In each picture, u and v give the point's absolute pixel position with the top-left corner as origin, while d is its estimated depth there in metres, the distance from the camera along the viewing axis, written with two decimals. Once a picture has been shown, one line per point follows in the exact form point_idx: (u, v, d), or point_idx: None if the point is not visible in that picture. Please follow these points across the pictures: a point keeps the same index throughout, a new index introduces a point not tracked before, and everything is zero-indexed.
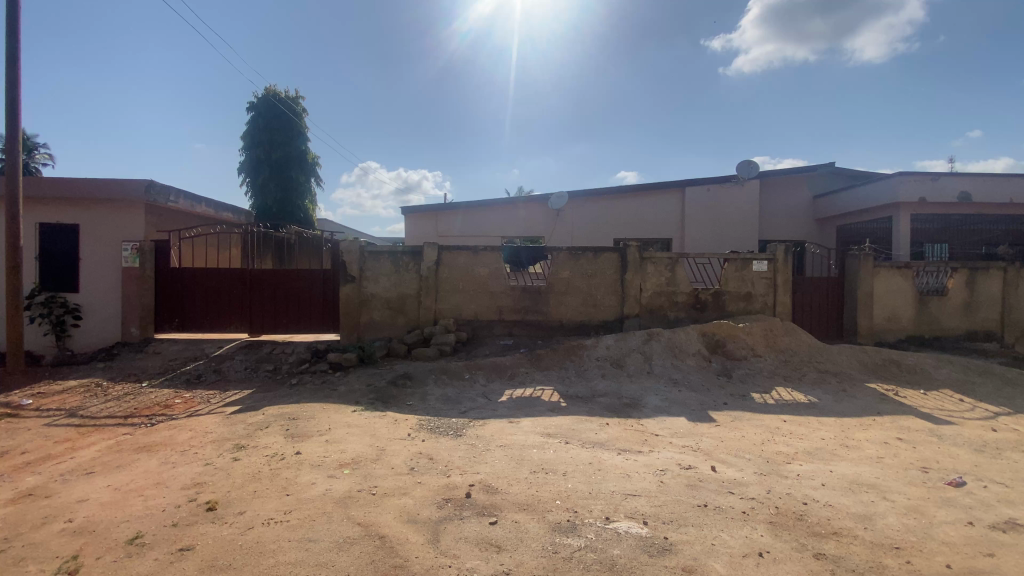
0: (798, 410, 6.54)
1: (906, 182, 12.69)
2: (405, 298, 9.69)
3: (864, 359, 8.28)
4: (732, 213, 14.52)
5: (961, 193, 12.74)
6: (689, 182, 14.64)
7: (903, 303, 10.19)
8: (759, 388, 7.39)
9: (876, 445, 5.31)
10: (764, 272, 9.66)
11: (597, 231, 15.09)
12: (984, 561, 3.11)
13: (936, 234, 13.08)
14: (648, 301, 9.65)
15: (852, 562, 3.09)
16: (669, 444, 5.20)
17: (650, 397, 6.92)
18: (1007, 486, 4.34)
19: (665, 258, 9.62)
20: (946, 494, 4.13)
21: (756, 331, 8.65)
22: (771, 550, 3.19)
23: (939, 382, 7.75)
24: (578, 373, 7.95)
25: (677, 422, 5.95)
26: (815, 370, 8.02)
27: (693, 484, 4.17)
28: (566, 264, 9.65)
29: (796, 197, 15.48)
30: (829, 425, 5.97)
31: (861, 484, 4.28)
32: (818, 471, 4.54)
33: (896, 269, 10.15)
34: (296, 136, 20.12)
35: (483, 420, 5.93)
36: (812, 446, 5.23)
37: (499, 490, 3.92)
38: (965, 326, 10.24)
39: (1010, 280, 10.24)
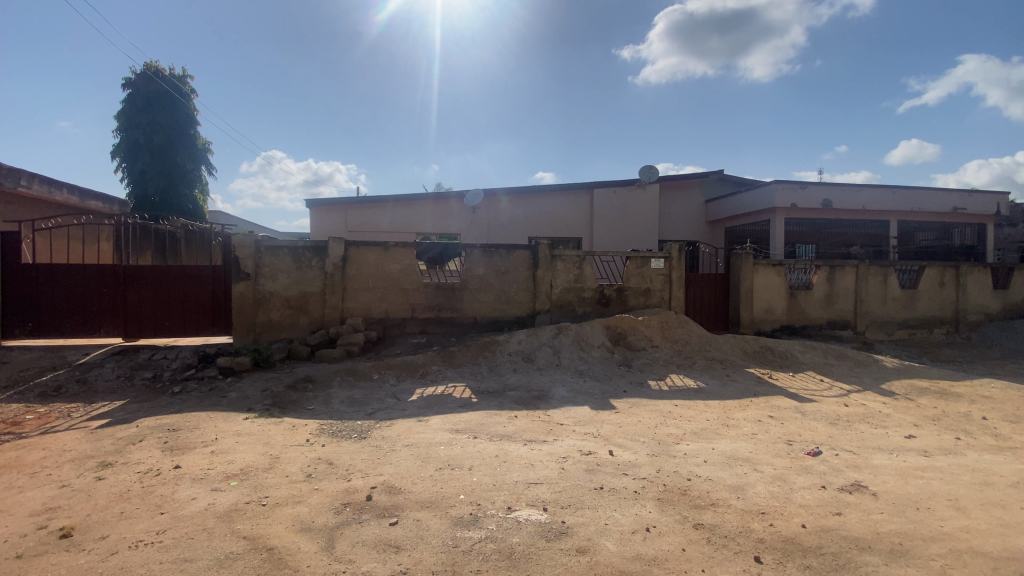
0: (688, 395, 7.13)
1: (780, 190, 14.30)
2: (308, 296, 9.18)
3: (744, 347, 9.21)
4: (636, 214, 15.43)
5: (825, 200, 14.60)
6: (597, 184, 15.35)
7: (778, 296, 11.48)
8: (655, 376, 7.97)
9: (751, 423, 5.95)
10: (661, 270, 10.39)
11: (511, 230, 15.34)
12: (832, 519, 3.61)
13: (805, 235, 14.94)
14: (559, 297, 9.99)
15: (725, 529, 3.43)
16: (573, 432, 5.44)
17: (558, 388, 7.17)
18: (852, 453, 5.07)
19: (573, 256, 10.00)
20: (805, 463, 4.74)
21: (653, 323, 9.30)
22: (657, 525, 3.46)
23: (804, 365, 8.85)
24: (490, 368, 8.04)
25: (581, 410, 6.25)
26: (704, 358, 8.79)
27: (591, 468, 4.39)
28: (480, 261, 9.70)
29: (691, 201, 16.82)
30: (713, 407, 6.59)
31: (736, 458, 4.78)
32: (701, 450, 4.99)
33: (772, 266, 11.41)
34: (185, 120, 18.20)
35: (391, 420, 5.80)
36: (697, 427, 5.73)
37: (402, 490, 3.85)
38: (827, 316, 11.77)
39: (861, 275, 11.91)
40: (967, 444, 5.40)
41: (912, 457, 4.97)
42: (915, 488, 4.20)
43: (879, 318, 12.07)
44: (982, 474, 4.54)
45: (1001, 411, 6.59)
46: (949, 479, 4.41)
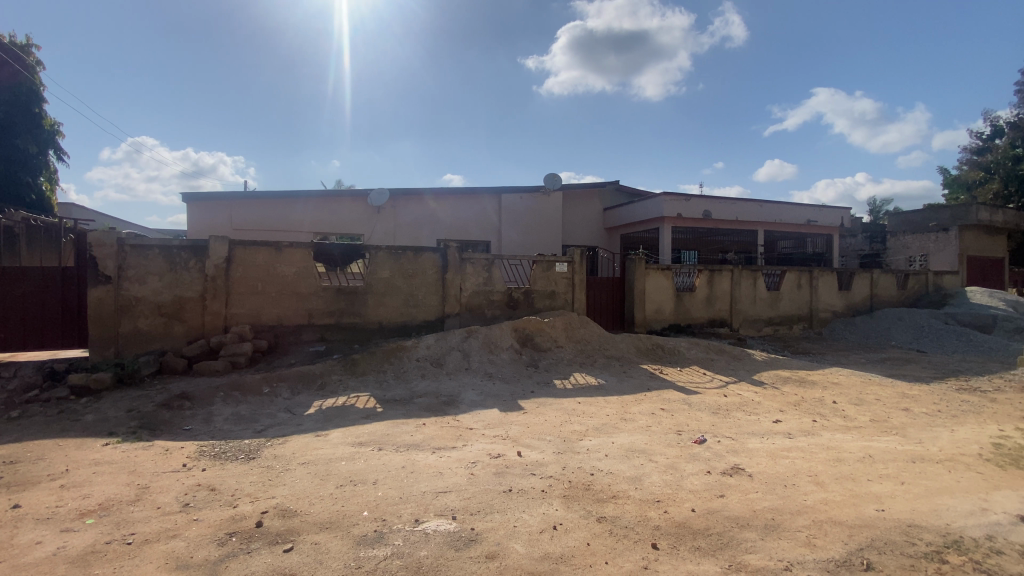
0: (590, 392, 7.47)
1: (668, 201, 15.62)
2: (184, 302, 8.21)
3: (639, 344, 9.88)
4: (541, 220, 15.88)
5: (705, 211, 16.20)
6: (504, 188, 15.57)
7: (667, 298, 12.50)
8: (560, 375, 8.25)
9: (647, 416, 6.38)
10: (565, 273, 10.80)
11: (418, 231, 15.02)
12: (716, 501, 3.97)
13: (688, 243, 16.50)
14: (467, 301, 9.94)
15: (625, 519, 3.63)
16: (482, 436, 5.43)
17: (467, 392, 7.12)
18: (732, 439, 5.65)
19: (482, 259, 10.02)
20: (693, 450, 5.18)
21: (558, 324, 9.62)
22: (563, 522, 3.56)
23: (690, 360, 9.71)
24: (396, 375, 7.77)
25: (490, 413, 6.27)
26: (603, 356, 9.28)
27: (500, 471, 4.41)
28: (385, 263, 9.34)
29: (591, 208, 17.72)
30: (613, 403, 6.98)
31: (634, 450, 5.09)
32: (603, 444, 5.24)
33: (662, 270, 12.41)
34: (29, 98, 15.30)
35: (285, 437, 5.36)
36: (599, 423, 6.01)
37: (298, 512, 3.56)
38: (708, 315, 13.04)
39: (736, 278, 13.37)
40: (821, 425, 6.27)
41: (780, 439, 5.67)
42: (783, 467, 4.78)
43: (750, 317, 13.63)
44: (834, 451, 5.29)
45: (846, 395, 7.76)
46: (809, 457, 5.08)
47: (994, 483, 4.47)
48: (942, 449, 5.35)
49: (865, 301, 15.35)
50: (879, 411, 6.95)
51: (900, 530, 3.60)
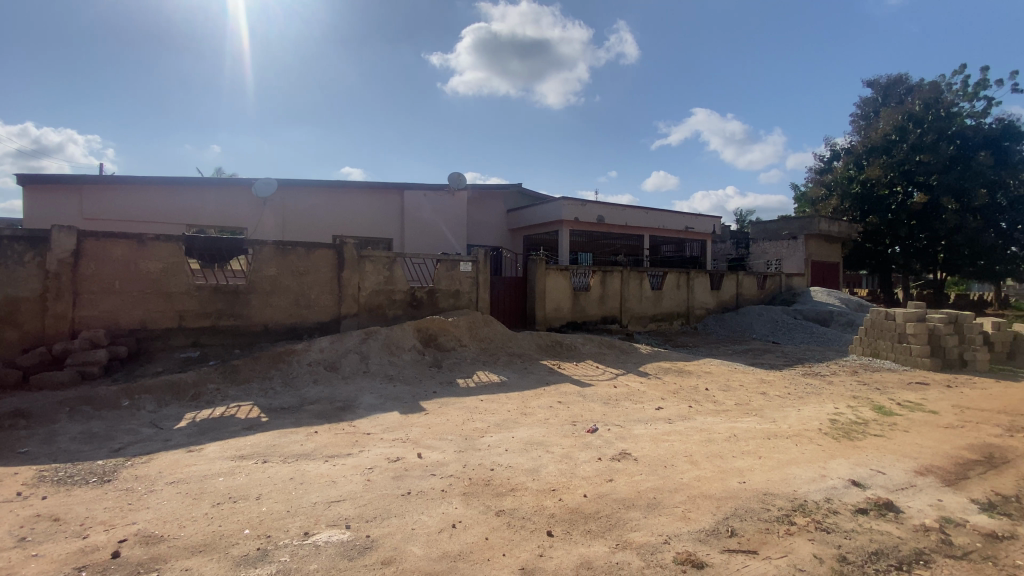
0: (492, 389, 7.58)
1: (566, 205, 16.36)
2: (17, 304, 7.01)
3: (540, 342, 10.21)
4: (445, 219, 15.71)
5: (599, 216, 17.26)
6: (406, 185, 15.18)
7: (565, 297, 13.08)
8: (463, 374, 8.25)
9: (545, 410, 6.63)
10: (469, 273, 10.82)
11: (311, 227, 14.14)
12: (606, 486, 4.24)
13: (584, 245, 17.42)
14: (366, 301, 9.55)
15: (522, 511, 3.73)
16: (380, 440, 5.24)
17: (365, 396, 6.84)
18: (621, 427, 6.06)
19: (382, 257, 9.68)
20: (586, 439, 5.48)
21: (462, 324, 9.61)
22: (462, 520, 3.56)
23: (586, 355, 10.25)
24: (284, 382, 7.23)
25: (390, 416, 6.08)
26: (505, 354, 9.45)
27: (398, 475, 4.30)
28: (273, 260, 8.65)
29: (495, 209, 17.93)
30: (514, 398, 7.15)
31: (533, 443, 5.24)
32: (503, 439, 5.34)
33: (560, 271, 12.96)
34: None
35: (149, 454, 4.75)
36: (500, 419, 6.11)
37: (166, 537, 3.18)
38: (602, 313, 13.88)
39: (625, 278, 14.39)
40: (696, 410, 6.99)
41: (661, 425, 6.21)
42: (664, 449, 5.24)
43: (638, 314, 14.76)
44: (706, 432, 5.92)
45: (716, 382, 8.73)
46: (686, 439, 5.62)
47: (829, 453, 5.30)
48: (791, 426, 6.23)
49: (733, 299, 17.35)
50: (743, 395, 7.91)
51: (758, 499, 4.13)
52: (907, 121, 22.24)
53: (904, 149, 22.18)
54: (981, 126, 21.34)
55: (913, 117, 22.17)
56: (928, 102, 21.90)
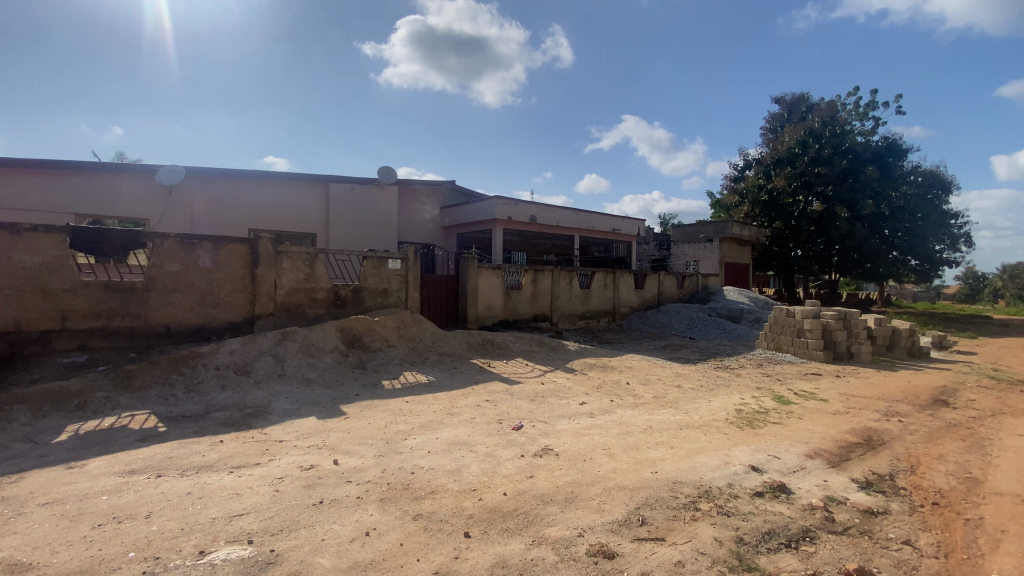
0: (418, 390, 7.42)
1: (500, 204, 16.42)
2: None
3: (471, 341, 10.15)
4: (373, 213, 15.21)
5: (532, 216, 17.49)
6: (332, 177, 14.53)
7: (496, 295, 13.11)
8: (389, 375, 8.01)
9: (471, 409, 6.59)
10: (398, 270, 10.53)
11: (225, 219, 13.17)
12: (526, 483, 4.28)
13: (518, 244, 17.57)
14: (284, 300, 9.03)
15: (440, 513, 3.67)
16: (293, 448, 4.96)
17: (279, 401, 6.46)
18: (545, 423, 6.16)
19: (303, 253, 9.20)
20: (511, 437, 5.51)
21: (389, 323, 9.33)
22: (377, 527, 3.45)
23: (516, 353, 10.32)
24: (189, 388, 6.66)
25: (305, 422, 5.78)
26: (435, 354, 9.30)
27: (311, 484, 4.08)
28: (177, 255, 7.95)
29: (427, 205, 17.61)
30: (440, 399, 7.04)
31: (456, 443, 5.19)
32: (426, 441, 5.24)
33: (492, 269, 12.97)
34: None
35: (17, 474, 4.18)
36: (424, 420, 6.00)
37: (30, 568, 2.80)
38: (533, 311, 14.06)
39: (556, 277, 14.68)
40: (617, 404, 7.27)
41: (583, 419, 6.39)
42: (584, 444, 5.39)
43: (568, 312, 15.12)
44: (624, 425, 6.17)
45: (637, 376, 9.14)
46: (606, 433, 5.82)
47: (733, 441, 5.71)
48: (702, 417, 6.65)
49: (655, 297, 18.28)
50: (660, 388, 8.35)
51: (668, 487, 4.36)
52: (808, 136, 24.55)
53: (805, 161, 24.46)
54: (868, 144, 23.99)
55: (813, 133, 24.54)
56: (825, 120, 24.31)
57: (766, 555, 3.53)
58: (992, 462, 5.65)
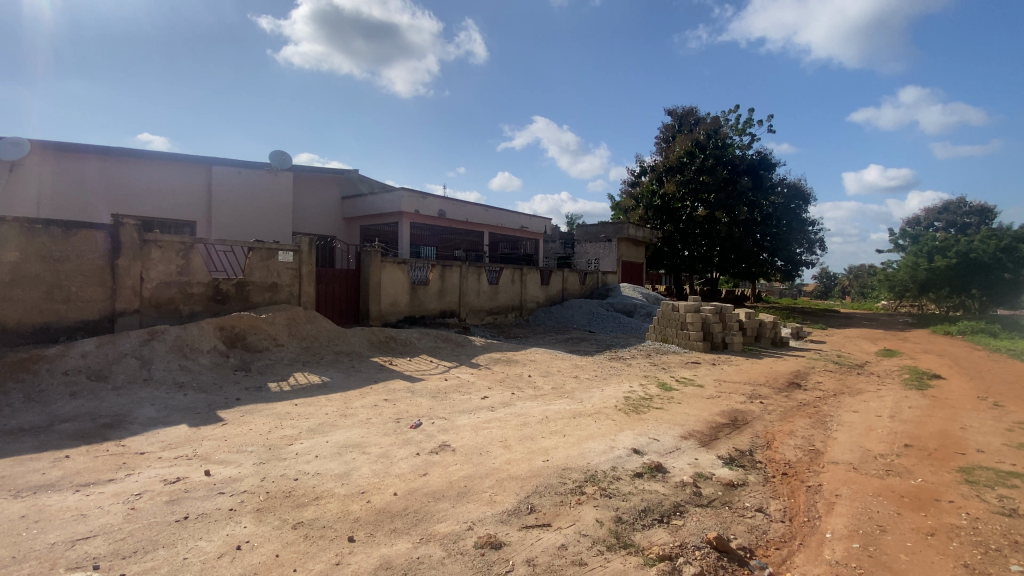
0: (310, 391, 7.01)
1: (406, 197, 16.03)
2: None
3: (371, 338, 9.79)
4: (264, 201, 14.08)
5: (439, 210, 17.28)
6: (215, 160, 13.26)
7: (401, 291, 12.78)
8: (276, 377, 7.46)
9: (367, 409, 6.37)
10: (289, 263, 9.87)
11: (80, 201, 11.60)
12: (419, 481, 4.24)
13: (426, 238, 17.23)
14: (153, 295, 8.07)
15: (324, 520, 3.51)
16: (157, 460, 4.45)
17: (143, 409, 5.76)
18: (444, 419, 6.13)
19: (176, 243, 8.30)
20: (408, 436, 5.41)
21: (278, 321, 8.72)
22: (251, 539, 3.21)
23: (419, 350, 10.14)
24: (26, 398, 5.70)
25: (175, 431, 5.21)
26: (331, 353, 8.86)
27: (175, 498, 3.69)
28: (13, 241, 6.74)
29: (327, 195, 16.69)
30: (335, 400, 6.72)
31: (348, 446, 4.99)
32: (314, 445, 4.97)
33: (396, 264, 12.62)
34: None
35: None
36: (315, 423, 5.69)
37: None
38: (440, 307, 13.91)
39: (463, 273, 14.65)
40: (517, 396, 7.46)
41: (483, 413, 6.46)
42: (482, 437, 5.46)
43: (475, 308, 15.18)
44: (522, 417, 6.34)
45: (539, 369, 9.45)
46: (504, 426, 5.94)
47: (621, 427, 6.12)
48: (595, 405, 7.04)
49: (559, 293, 18.99)
50: (559, 379, 8.71)
51: (558, 474, 4.55)
52: (694, 147, 26.96)
53: (692, 170, 26.82)
54: (744, 157, 26.89)
55: (699, 144, 27.00)
56: (710, 134, 26.92)
57: (640, 531, 3.83)
58: (830, 435, 6.63)
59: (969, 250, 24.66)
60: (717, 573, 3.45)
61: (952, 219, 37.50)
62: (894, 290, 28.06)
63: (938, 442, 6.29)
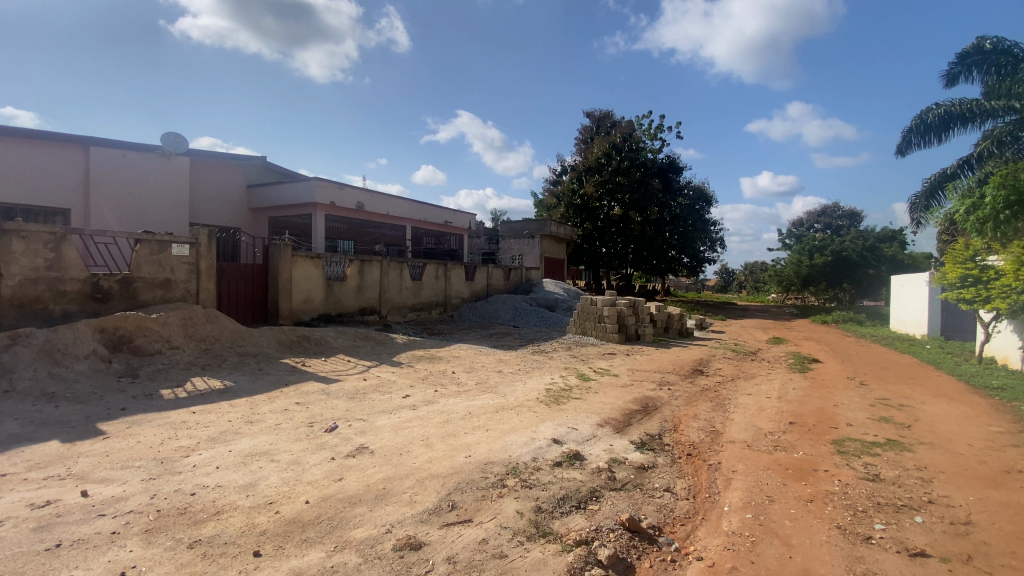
0: (210, 398, 6.43)
1: (320, 187, 15.20)
2: None
3: (281, 338, 9.18)
4: (156, 188, 12.69)
5: (358, 202, 16.56)
6: (94, 141, 11.75)
7: (315, 287, 12.12)
8: (170, 383, 6.76)
9: (277, 414, 5.97)
10: (185, 258, 8.98)
11: None
12: (333, 486, 4.05)
13: (343, 232, 16.45)
14: (15, 294, 6.99)
15: (226, 536, 3.24)
16: (20, 483, 3.86)
17: (2, 425, 4.96)
18: (363, 421, 5.90)
19: (44, 234, 7.25)
20: (322, 440, 5.15)
21: (173, 321, 7.91)
22: (138, 564, 2.89)
23: (335, 349, 9.67)
24: None
25: (43, 448, 4.55)
26: (235, 355, 8.19)
27: (44, 525, 3.22)
28: None
29: (229, 183, 15.39)
30: (239, 406, 6.22)
31: (255, 454, 4.65)
32: (216, 456, 4.57)
33: (310, 258, 11.94)
34: None
35: None
36: (216, 432, 5.23)
37: None
38: (358, 304, 13.36)
39: (384, 268, 14.19)
40: (440, 393, 7.38)
41: (405, 413, 6.31)
42: (402, 437, 5.33)
43: (397, 304, 14.76)
44: (445, 414, 6.28)
45: (462, 365, 9.41)
46: (426, 424, 5.84)
47: (542, 418, 6.27)
48: (517, 399, 7.14)
49: (484, 289, 19.02)
50: (482, 374, 8.75)
51: (480, 469, 4.57)
52: (611, 149, 28.09)
53: (609, 170, 27.94)
54: (655, 160, 28.53)
55: (615, 146, 28.16)
56: (625, 136, 28.01)
57: (559, 519, 3.95)
58: (728, 417, 7.26)
59: (842, 248, 28.08)
60: (629, 553, 3.65)
61: (828, 222, 42.64)
62: (782, 284, 31.32)
63: (817, 419, 7.12)
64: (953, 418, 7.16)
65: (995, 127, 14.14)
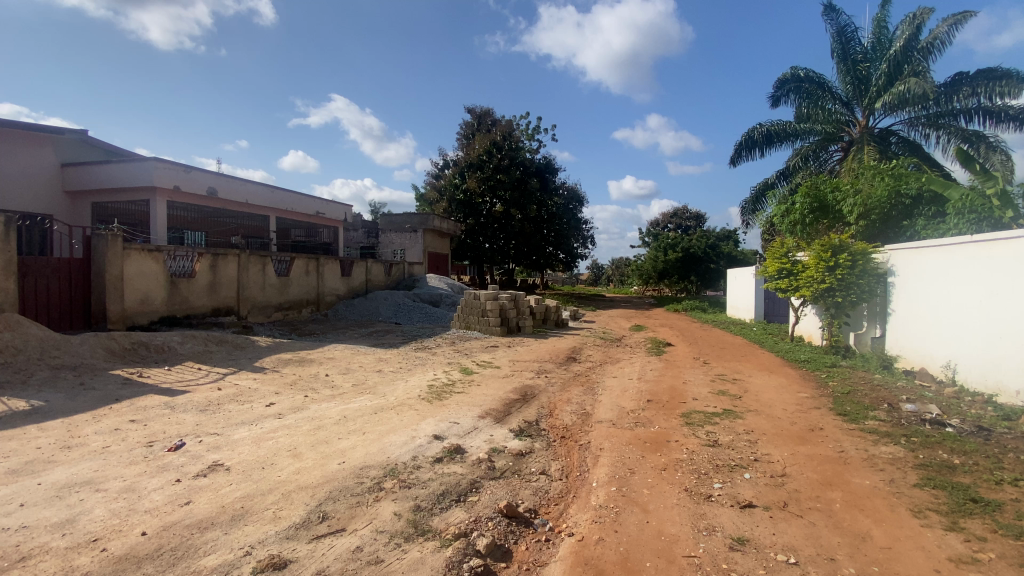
0: (10, 422, 5.22)
1: (160, 169, 13.17)
2: None
3: (109, 346, 7.79)
4: None
5: (209, 188, 14.65)
6: None
7: (155, 286, 10.48)
8: None
9: (104, 435, 5.04)
10: None
11: None
12: (178, 512, 3.54)
13: (192, 222, 14.44)
14: None
15: None
16: None
17: None
18: (216, 435, 5.25)
19: None
20: (164, 460, 4.48)
21: None
22: None
23: (183, 356, 8.45)
24: None
25: None
26: (46, 368, 6.75)
27: None
28: None
29: (36, 160, 12.64)
30: (52, 429, 5.14)
31: (73, 485, 3.88)
32: (16, 492, 3.72)
33: (147, 252, 10.29)
34: None
35: None
36: (18, 463, 4.26)
37: None
38: (210, 303, 11.85)
39: (242, 264, 12.77)
40: (311, 398, 6.86)
41: (268, 422, 5.75)
42: (265, 450, 4.85)
43: (259, 303, 13.39)
44: (316, 420, 5.85)
45: (337, 366, 8.87)
46: (293, 433, 5.39)
47: (422, 416, 6.15)
48: (397, 398, 6.93)
49: (361, 286, 18.11)
50: (359, 375, 8.33)
51: (354, 475, 4.33)
52: (492, 147, 28.44)
53: (491, 167, 28.32)
54: (532, 160, 29.66)
55: (495, 144, 28.55)
56: (504, 135, 28.62)
57: (438, 515, 3.92)
58: (598, 399, 7.83)
59: (690, 246, 31.97)
60: (506, 539, 3.75)
61: (678, 223, 48.29)
62: (643, 277, 34.76)
63: (670, 396, 8.03)
64: (772, 388, 8.59)
65: (802, 147, 17.23)
